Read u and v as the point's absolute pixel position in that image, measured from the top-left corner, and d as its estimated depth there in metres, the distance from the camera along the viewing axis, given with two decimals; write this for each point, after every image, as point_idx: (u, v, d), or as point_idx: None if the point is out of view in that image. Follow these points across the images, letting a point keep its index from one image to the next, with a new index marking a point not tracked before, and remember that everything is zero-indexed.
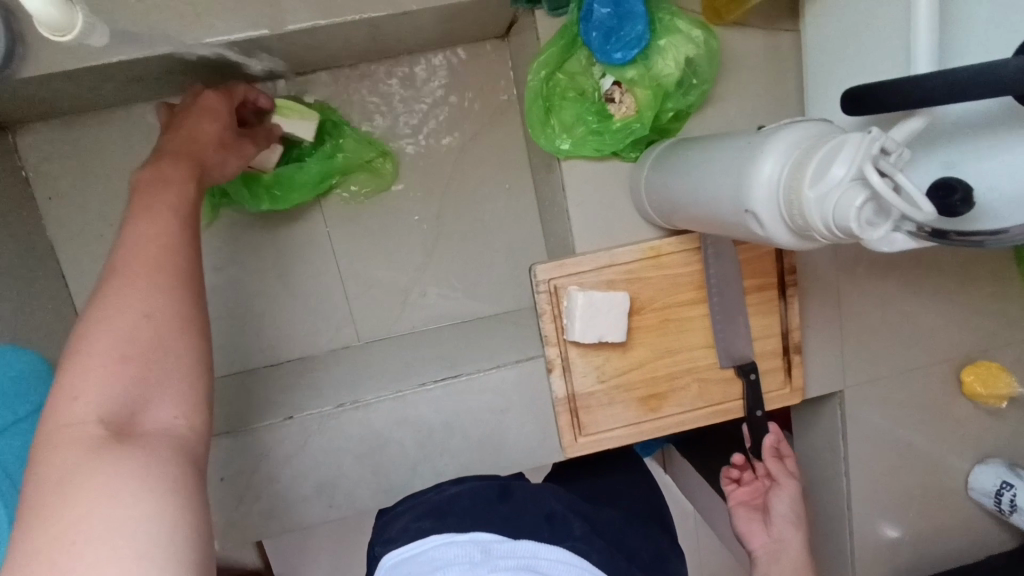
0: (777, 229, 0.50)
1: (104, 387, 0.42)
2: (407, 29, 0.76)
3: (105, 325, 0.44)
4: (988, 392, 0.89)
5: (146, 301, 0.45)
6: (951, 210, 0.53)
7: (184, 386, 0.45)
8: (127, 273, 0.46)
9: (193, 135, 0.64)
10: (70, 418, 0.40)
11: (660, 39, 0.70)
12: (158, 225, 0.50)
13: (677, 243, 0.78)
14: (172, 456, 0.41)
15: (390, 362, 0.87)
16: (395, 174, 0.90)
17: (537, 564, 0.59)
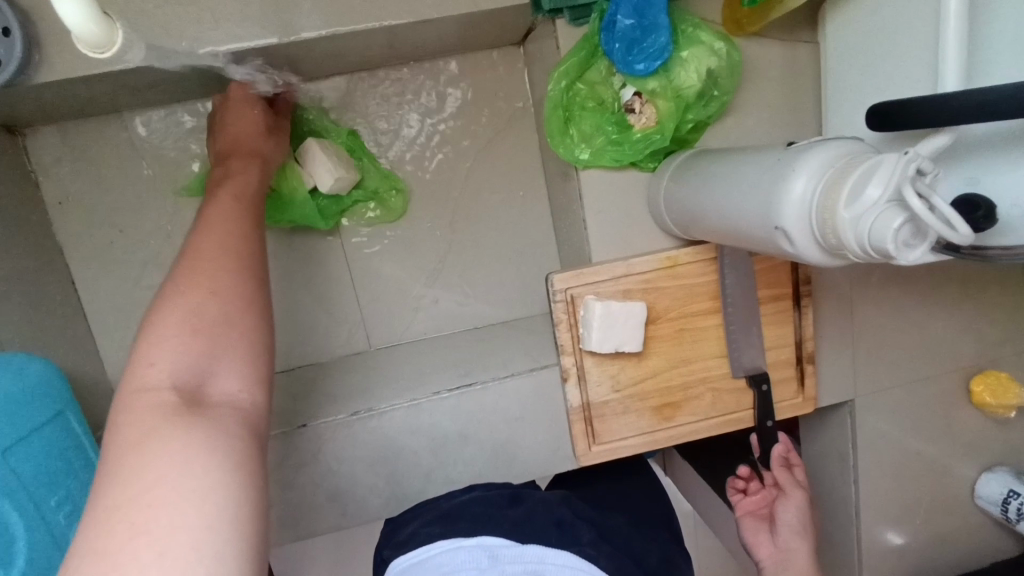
0: (806, 247, 0.50)
1: (174, 358, 0.42)
2: (426, 35, 0.75)
3: (177, 303, 0.44)
4: (997, 402, 0.89)
5: (215, 282, 0.46)
6: (980, 224, 0.53)
7: (248, 363, 0.45)
8: (203, 254, 0.48)
9: (239, 131, 0.71)
10: (143, 387, 0.40)
11: (682, 51, 0.70)
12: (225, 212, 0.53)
13: (693, 253, 0.78)
14: (239, 428, 0.40)
15: (403, 369, 0.87)
16: (404, 209, 0.91)
17: (546, 569, 0.58)
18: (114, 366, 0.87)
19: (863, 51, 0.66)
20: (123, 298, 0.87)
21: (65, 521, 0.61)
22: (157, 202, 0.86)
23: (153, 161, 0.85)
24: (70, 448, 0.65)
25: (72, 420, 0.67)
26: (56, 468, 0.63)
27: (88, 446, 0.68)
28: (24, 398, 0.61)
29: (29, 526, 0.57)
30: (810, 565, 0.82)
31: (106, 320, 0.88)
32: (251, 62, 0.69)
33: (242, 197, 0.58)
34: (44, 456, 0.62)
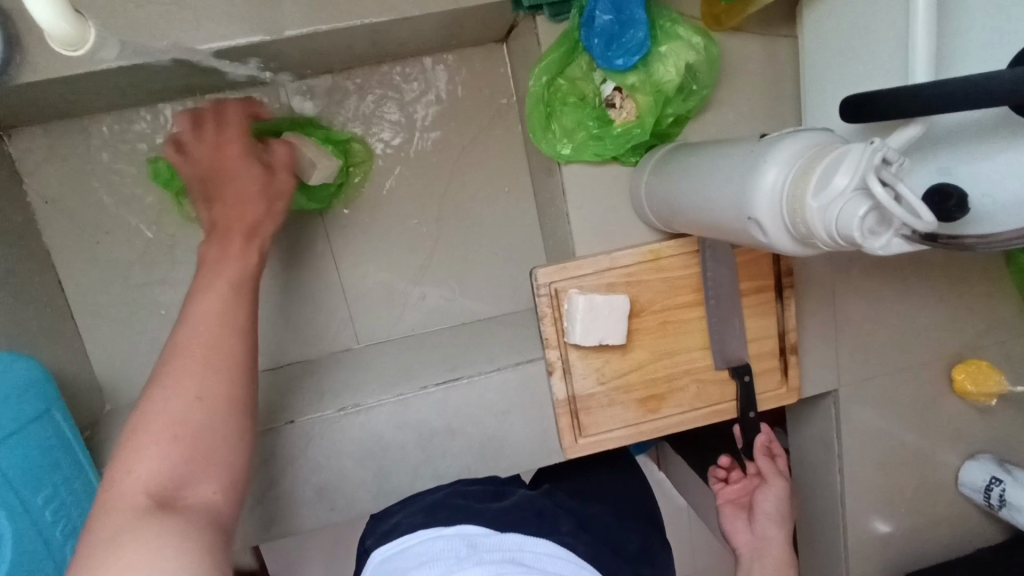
0: (779, 237, 0.51)
1: (152, 463, 0.47)
2: (407, 33, 0.76)
3: (162, 405, 0.49)
4: (978, 390, 0.91)
5: (199, 385, 0.50)
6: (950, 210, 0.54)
7: (220, 468, 0.49)
8: (189, 355, 0.52)
9: (235, 197, 0.68)
10: (119, 488, 0.45)
11: (661, 46, 0.70)
12: (216, 299, 0.56)
13: (676, 247, 0.79)
14: (205, 529, 0.44)
15: (391, 365, 0.87)
16: (369, 155, 0.90)
17: (522, 556, 0.59)
18: (102, 364, 0.88)
19: (837, 44, 0.67)
20: (110, 297, 0.87)
21: (51, 518, 0.62)
22: (143, 202, 0.86)
23: (139, 161, 0.85)
24: (57, 447, 0.66)
25: (59, 419, 0.67)
26: (43, 468, 0.63)
27: (76, 444, 0.68)
28: (10, 397, 0.62)
29: (17, 526, 0.58)
30: (786, 553, 0.83)
31: (94, 319, 0.88)
32: (233, 58, 0.70)
33: (242, 280, 0.59)
34: (30, 456, 0.62)
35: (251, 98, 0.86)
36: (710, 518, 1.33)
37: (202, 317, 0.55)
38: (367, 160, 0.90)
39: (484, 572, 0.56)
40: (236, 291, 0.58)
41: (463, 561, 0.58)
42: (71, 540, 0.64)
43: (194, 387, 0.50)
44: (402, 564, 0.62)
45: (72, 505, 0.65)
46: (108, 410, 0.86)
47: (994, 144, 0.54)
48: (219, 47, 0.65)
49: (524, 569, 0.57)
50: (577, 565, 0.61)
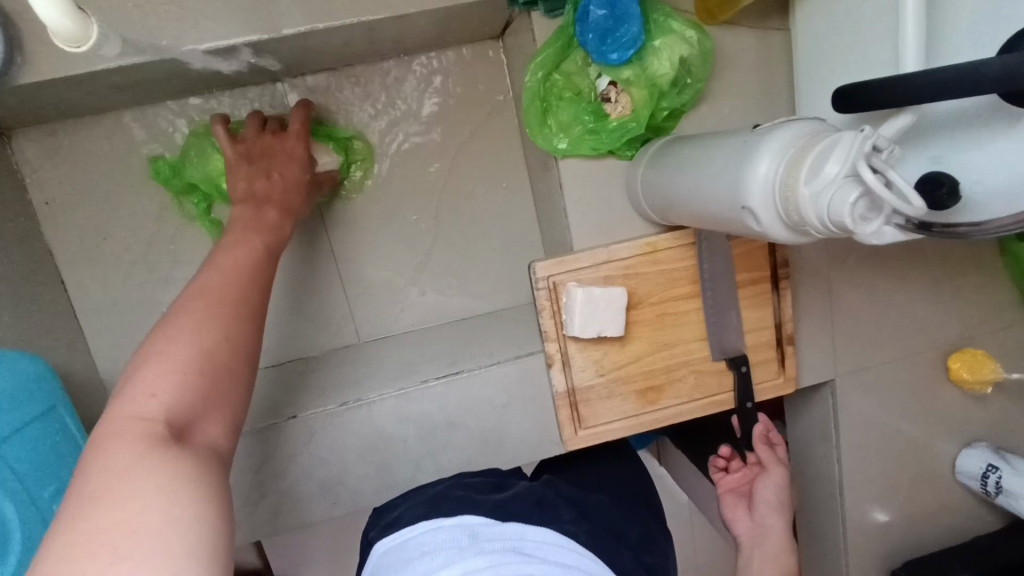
0: (771, 225, 0.52)
1: (168, 392, 0.46)
2: (404, 30, 0.77)
3: (183, 338, 0.49)
4: (974, 378, 0.91)
5: (221, 327, 0.51)
6: (940, 199, 0.57)
7: (227, 415, 0.49)
8: (208, 303, 0.52)
9: (287, 183, 0.74)
10: (127, 412, 0.43)
11: (655, 40, 0.71)
12: (244, 255, 0.60)
13: (672, 239, 0.80)
14: (217, 468, 0.44)
15: (391, 360, 0.88)
16: (370, 152, 0.90)
17: (524, 545, 0.60)
18: (105, 363, 0.89)
19: (829, 36, 0.68)
20: (112, 296, 0.88)
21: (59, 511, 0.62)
22: (143, 201, 0.87)
23: (139, 161, 0.86)
24: (62, 442, 0.66)
25: (64, 415, 0.68)
26: (49, 462, 0.63)
27: (81, 440, 0.69)
28: (15, 394, 0.62)
29: (25, 517, 0.58)
30: (787, 539, 0.83)
31: (96, 318, 0.89)
32: (233, 57, 0.71)
33: (269, 249, 0.64)
34: (35, 450, 0.63)
35: (250, 97, 0.86)
36: (711, 511, 1.34)
37: (216, 278, 0.56)
38: (368, 155, 0.90)
39: (486, 561, 0.57)
40: (254, 261, 0.60)
41: (465, 551, 0.59)
42: None
43: (217, 327, 0.51)
44: (405, 555, 0.63)
45: None
46: None
47: (989, 133, 0.55)
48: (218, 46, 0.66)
49: (525, 557, 0.58)
50: (578, 553, 0.62)
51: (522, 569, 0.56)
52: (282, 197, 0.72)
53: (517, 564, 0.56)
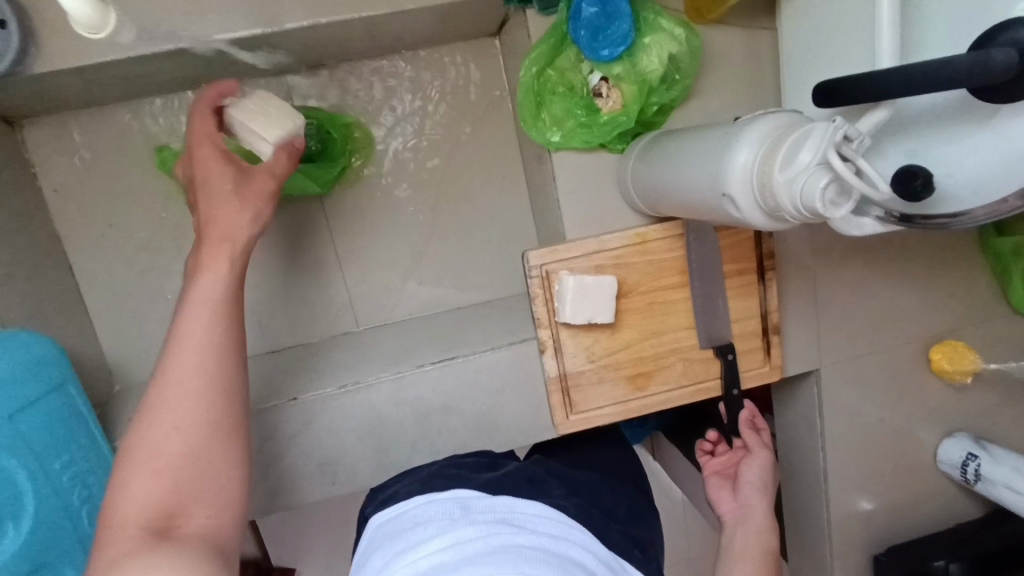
0: (750, 212, 0.55)
1: (149, 496, 0.49)
2: (404, 26, 0.79)
3: (151, 436, 0.51)
4: (955, 368, 0.94)
5: (189, 408, 0.53)
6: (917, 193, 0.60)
7: (216, 493, 0.52)
8: (172, 383, 0.54)
9: (211, 204, 0.63)
10: (118, 517, 0.48)
11: (645, 37, 0.74)
12: (201, 309, 0.57)
13: (662, 230, 0.82)
14: (205, 553, 0.47)
15: (390, 347, 0.91)
16: (370, 144, 0.93)
17: (514, 517, 0.65)
18: (110, 347, 0.91)
19: (812, 35, 0.70)
20: (117, 282, 0.91)
21: (68, 482, 0.65)
22: (148, 190, 0.89)
23: (145, 150, 0.89)
24: (71, 418, 0.68)
25: (72, 392, 0.70)
26: (57, 436, 0.65)
27: (88, 418, 0.71)
28: (25, 371, 0.64)
29: (36, 485, 0.61)
30: (767, 518, 0.83)
31: (101, 303, 0.91)
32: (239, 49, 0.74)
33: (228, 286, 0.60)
34: (43, 425, 0.64)
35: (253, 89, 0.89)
36: (701, 502, 1.36)
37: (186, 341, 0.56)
38: (368, 145, 0.93)
39: (477, 531, 0.62)
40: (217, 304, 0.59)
41: (458, 522, 0.64)
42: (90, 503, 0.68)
43: (183, 409, 0.53)
44: (401, 524, 0.68)
45: (87, 472, 0.68)
46: (117, 391, 0.89)
47: (961, 129, 0.59)
48: (225, 38, 0.69)
49: (514, 528, 0.63)
50: (566, 524, 0.66)
51: (512, 539, 0.60)
52: (212, 226, 0.62)
53: (506, 534, 0.61)
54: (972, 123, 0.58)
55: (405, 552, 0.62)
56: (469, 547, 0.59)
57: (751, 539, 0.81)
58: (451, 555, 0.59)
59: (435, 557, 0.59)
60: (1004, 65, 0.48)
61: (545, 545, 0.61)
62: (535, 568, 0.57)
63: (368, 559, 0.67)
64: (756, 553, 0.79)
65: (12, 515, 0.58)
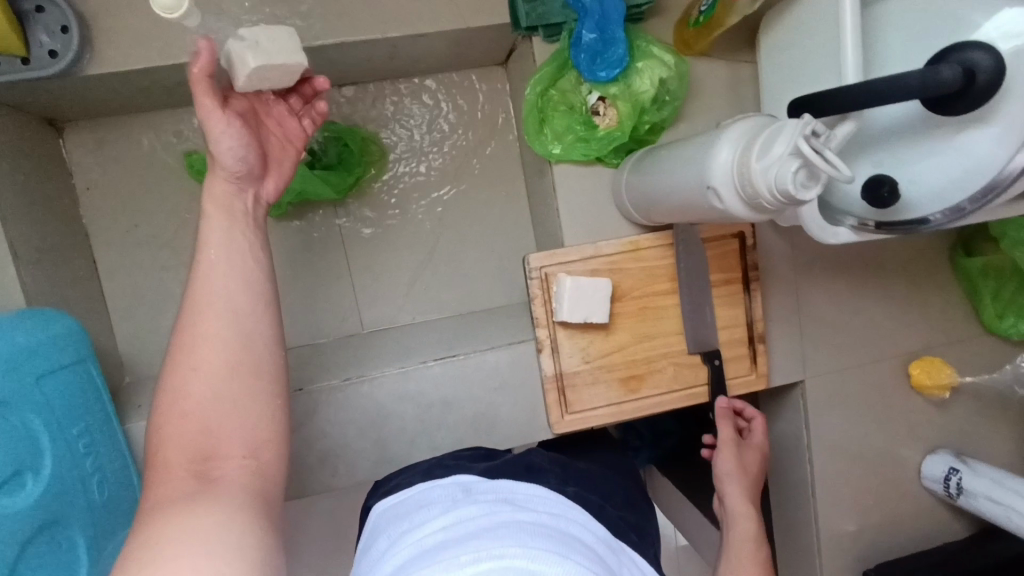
0: (732, 202, 0.61)
1: (189, 435, 0.55)
2: (421, 50, 0.88)
3: (187, 378, 0.56)
4: (933, 383, 0.99)
5: (222, 351, 0.58)
6: (883, 202, 0.70)
7: (251, 430, 0.57)
8: (204, 325, 0.58)
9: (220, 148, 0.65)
10: (161, 466, 0.53)
11: (638, 62, 0.82)
12: (219, 249, 0.60)
13: (654, 238, 0.89)
14: (240, 491, 0.52)
15: (393, 347, 0.95)
16: (384, 156, 0.99)
17: (514, 497, 0.69)
18: (125, 340, 0.95)
19: (787, 62, 0.79)
20: (138, 278, 0.96)
21: (82, 449, 0.68)
22: (174, 192, 0.96)
23: (174, 156, 0.95)
24: (88, 392, 0.72)
25: (91, 368, 0.74)
26: (75, 405, 0.69)
27: (103, 394, 0.75)
28: (53, 342, 0.68)
29: (55, 447, 0.65)
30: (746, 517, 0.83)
31: (121, 298, 0.96)
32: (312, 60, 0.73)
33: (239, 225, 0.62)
34: (65, 392, 0.68)
35: None
36: (695, 527, 1.37)
37: (210, 293, 0.59)
38: (382, 158, 1.00)
39: (479, 510, 0.66)
40: (238, 243, 0.62)
41: (460, 501, 0.68)
42: (99, 474, 0.70)
43: (217, 353, 0.57)
44: (406, 508, 0.72)
45: (99, 444, 0.71)
46: (128, 382, 0.93)
47: (926, 142, 0.66)
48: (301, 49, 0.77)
49: (515, 507, 0.67)
50: (566, 504, 0.71)
51: (512, 515, 0.64)
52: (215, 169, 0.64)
53: (507, 512, 0.65)
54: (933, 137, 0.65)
55: (411, 529, 0.67)
56: (470, 523, 0.63)
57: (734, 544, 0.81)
58: (454, 530, 0.62)
59: (438, 534, 0.63)
60: (948, 79, 0.56)
61: (545, 521, 0.64)
62: (534, 539, 0.60)
63: (376, 540, 0.71)
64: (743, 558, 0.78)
65: (30, 469, 0.61)
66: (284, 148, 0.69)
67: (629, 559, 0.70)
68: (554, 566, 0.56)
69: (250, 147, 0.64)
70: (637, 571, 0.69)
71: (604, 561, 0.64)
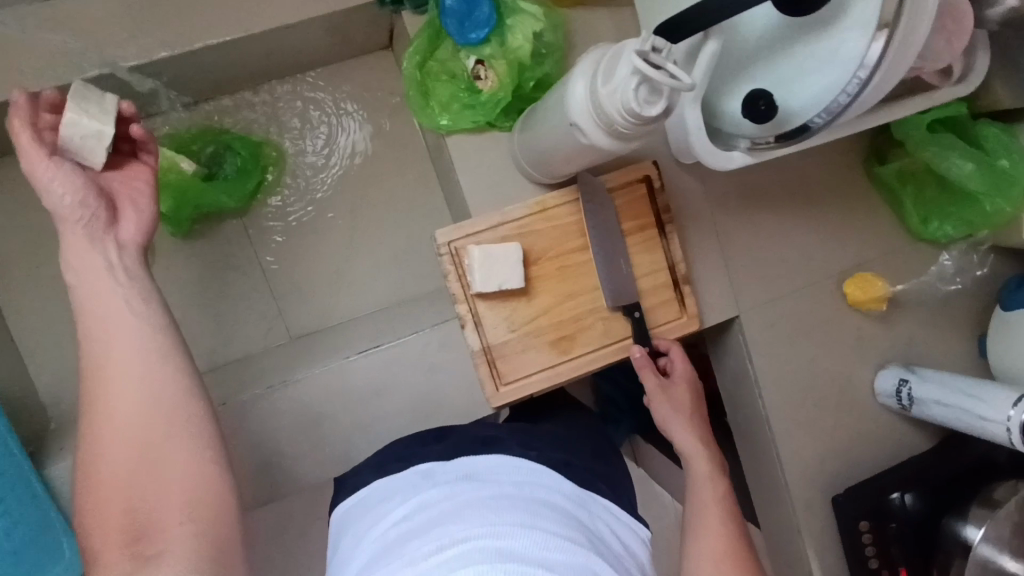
0: (595, 134, 0.59)
1: (120, 514, 0.60)
2: (296, 42, 0.87)
3: (104, 462, 0.61)
4: (868, 297, 0.97)
5: (131, 428, 0.63)
6: (762, 116, 0.70)
7: (181, 496, 0.62)
8: (111, 407, 0.63)
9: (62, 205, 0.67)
10: (101, 550, 0.58)
11: (508, 19, 0.81)
12: (105, 316, 0.65)
13: (560, 196, 0.87)
14: (180, 559, 0.59)
15: (320, 347, 0.93)
16: (282, 158, 0.98)
17: (475, 471, 0.71)
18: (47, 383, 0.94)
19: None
20: None
21: None
22: None
23: None
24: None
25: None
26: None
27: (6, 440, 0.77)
28: None
29: None
30: (707, 463, 0.85)
31: None
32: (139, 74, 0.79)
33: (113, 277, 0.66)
34: None
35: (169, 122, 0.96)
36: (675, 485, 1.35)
37: (109, 373, 0.64)
38: (280, 161, 0.98)
39: (443, 493, 0.68)
40: (123, 312, 0.66)
41: (423, 486, 0.70)
42: None
43: (126, 432, 0.62)
44: (372, 500, 0.73)
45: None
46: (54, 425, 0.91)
47: (795, 47, 0.68)
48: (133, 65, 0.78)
49: (478, 482, 0.69)
50: (529, 468, 0.73)
51: (476, 493, 0.67)
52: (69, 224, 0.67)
53: (470, 490, 0.67)
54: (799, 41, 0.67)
55: (378, 525, 0.68)
56: (437, 508, 0.66)
57: (703, 493, 0.83)
58: (421, 518, 0.65)
59: (406, 525, 0.65)
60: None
61: (509, 491, 0.67)
62: (500, 514, 0.63)
63: (343, 532, 0.73)
64: (715, 509, 0.81)
65: None
66: (131, 189, 0.71)
67: (600, 508, 0.75)
68: (518, 539, 0.60)
69: (87, 189, 0.67)
70: (608, 518, 0.74)
71: (570, 514, 0.68)
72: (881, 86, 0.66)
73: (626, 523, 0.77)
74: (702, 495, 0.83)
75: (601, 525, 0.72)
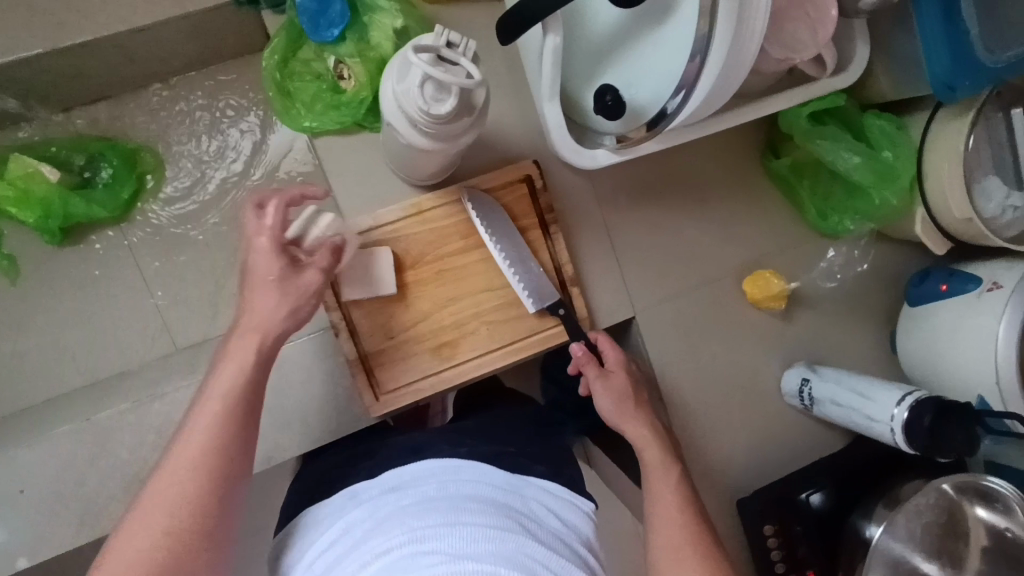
0: (408, 133, 0.59)
1: None
2: (159, 45, 0.86)
3: (129, 547, 0.56)
4: (765, 296, 0.95)
5: (174, 518, 0.58)
6: (611, 110, 0.69)
7: None
8: (173, 487, 0.59)
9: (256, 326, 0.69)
10: None
11: (363, 16, 0.80)
12: (227, 399, 0.63)
13: (436, 198, 0.85)
14: None
15: (199, 359, 0.90)
16: (160, 163, 0.97)
17: (398, 481, 0.68)
18: None
19: None
20: None
21: None
22: None
23: None
24: None
25: None
26: None
27: None
28: None
29: None
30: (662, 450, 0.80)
31: None
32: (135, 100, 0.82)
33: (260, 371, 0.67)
34: None
35: (40, 131, 0.94)
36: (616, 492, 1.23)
37: (186, 452, 0.61)
38: (158, 168, 0.97)
39: (364, 512, 0.65)
40: (238, 398, 0.64)
41: (347, 507, 0.67)
42: None
43: (168, 521, 0.58)
44: (304, 527, 0.69)
45: None
46: None
47: (640, 41, 0.67)
48: None
49: (399, 492, 0.66)
50: (454, 464, 0.69)
51: (397, 506, 0.63)
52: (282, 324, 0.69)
53: (389, 504, 0.64)
54: (645, 34, 0.66)
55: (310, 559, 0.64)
56: (360, 533, 0.62)
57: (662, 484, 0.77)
58: (345, 546, 0.62)
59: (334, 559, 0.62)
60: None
61: (430, 495, 0.63)
62: (420, 518, 0.60)
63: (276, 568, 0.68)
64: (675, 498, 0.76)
65: None
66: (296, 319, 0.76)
67: (537, 492, 0.70)
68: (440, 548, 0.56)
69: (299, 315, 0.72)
70: (549, 506, 0.69)
71: (501, 507, 0.64)
72: (723, 86, 0.64)
73: (566, 500, 0.72)
74: (657, 480, 0.78)
75: (535, 507, 0.67)
